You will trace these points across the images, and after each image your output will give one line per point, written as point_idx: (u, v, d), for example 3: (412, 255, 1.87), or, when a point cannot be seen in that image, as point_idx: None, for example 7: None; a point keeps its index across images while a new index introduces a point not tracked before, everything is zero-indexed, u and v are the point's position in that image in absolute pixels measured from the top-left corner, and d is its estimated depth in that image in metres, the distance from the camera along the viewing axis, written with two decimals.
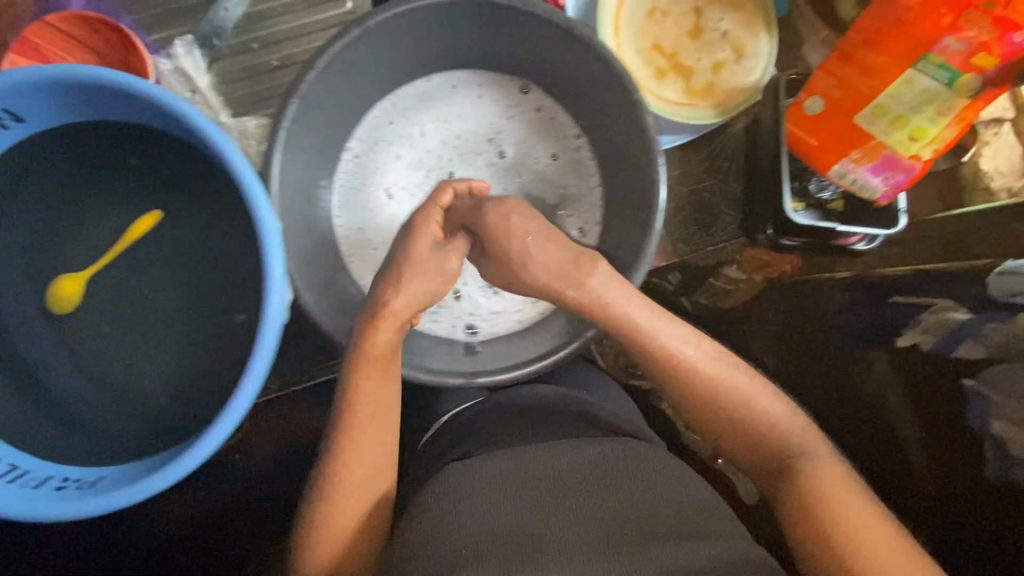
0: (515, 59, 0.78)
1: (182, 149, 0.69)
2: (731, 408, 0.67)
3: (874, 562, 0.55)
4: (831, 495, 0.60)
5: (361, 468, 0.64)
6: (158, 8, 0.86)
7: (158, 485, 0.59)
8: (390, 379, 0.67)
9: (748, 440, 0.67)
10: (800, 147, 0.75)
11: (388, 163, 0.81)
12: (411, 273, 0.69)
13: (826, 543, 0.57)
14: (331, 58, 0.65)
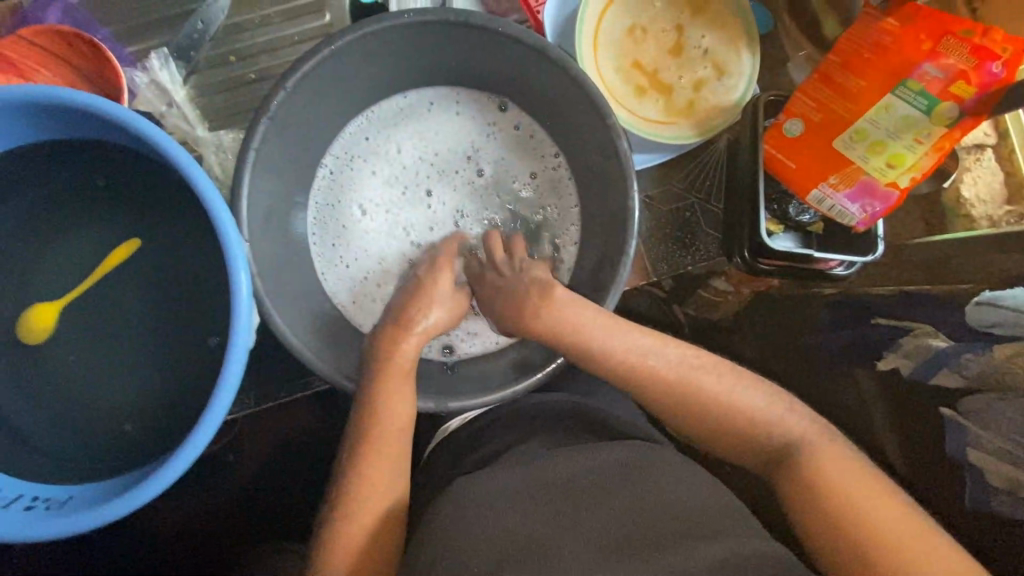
0: (495, 77, 0.76)
1: (151, 166, 0.68)
2: (710, 407, 0.66)
3: (884, 531, 0.53)
4: (826, 468, 0.58)
5: (364, 474, 0.63)
6: (136, 21, 0.86)
7: (128, 506, 0.58)
8: (402, 386, 0.68)
9: (734, 435, 0.65)
10: (777, 169, 0.73)
11: (367, 180, 0.81)
12: (439, 301, 0.75)
13: (830, 517, 0.55)
14: (303, 77, 0.64)
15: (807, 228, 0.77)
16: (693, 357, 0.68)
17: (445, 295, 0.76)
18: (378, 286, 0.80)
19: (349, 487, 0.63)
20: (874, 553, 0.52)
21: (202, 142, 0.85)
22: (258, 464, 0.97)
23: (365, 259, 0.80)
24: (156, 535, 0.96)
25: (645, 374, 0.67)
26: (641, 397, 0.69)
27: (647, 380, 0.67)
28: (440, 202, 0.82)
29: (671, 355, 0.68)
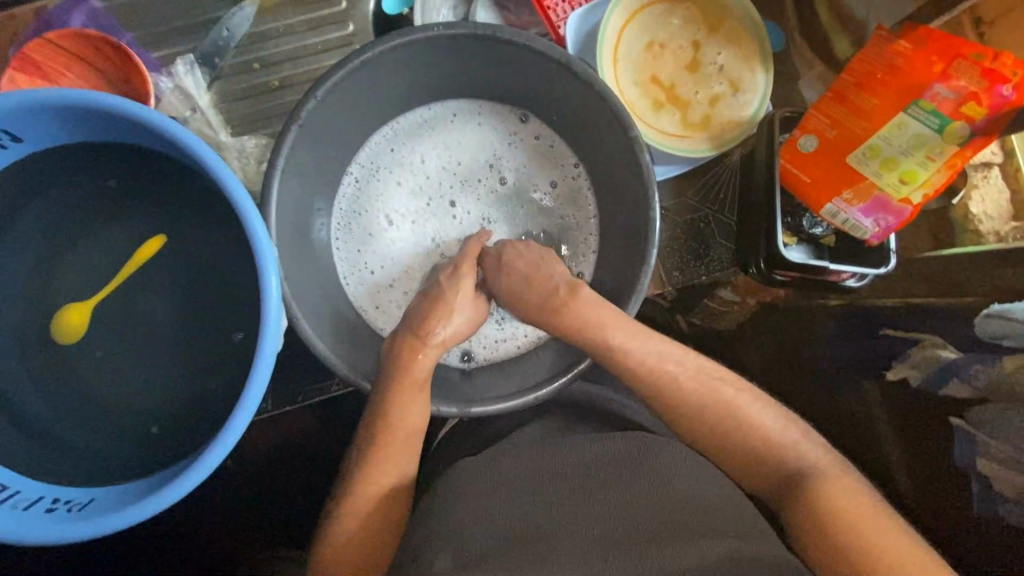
0: (517, 90, 0.78)
1: (179, 169, 0.68)
2: (724, 425, 0.67)
3: (888, 555, 0.54)
4: (836, 493, 0.60)
5: (387, 469, 0.66)
6: (161, 27, 0.88)
7: (161, 503, 0.58)
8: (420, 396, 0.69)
9: (747, 453, 0.67)
10: (791, 182, 0.75)
11: (392, 189, 0.82)
12: (462, 308, 0.76)
13: (837, 539, 0.57)
14: (334, 85, 0.66)
15: (819, 240, 0.79)
16: (710, 372, 0.70)
17: (468, 303, 0.76)
18: (402, 292, 0.81)
19: (373, 480, 0.65)
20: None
21: (224, 147, 0.86)
22: (269, 470, 0.97)
23: (389, 266, 0.81)
24: (169, 536, 0.96)
25: (663, 386, 0.69)
26: (660, 409, 0.70)
27: (665, 387, 0.69)
28: (462, 211, 0.83)
29: (686, 368, 0.70)
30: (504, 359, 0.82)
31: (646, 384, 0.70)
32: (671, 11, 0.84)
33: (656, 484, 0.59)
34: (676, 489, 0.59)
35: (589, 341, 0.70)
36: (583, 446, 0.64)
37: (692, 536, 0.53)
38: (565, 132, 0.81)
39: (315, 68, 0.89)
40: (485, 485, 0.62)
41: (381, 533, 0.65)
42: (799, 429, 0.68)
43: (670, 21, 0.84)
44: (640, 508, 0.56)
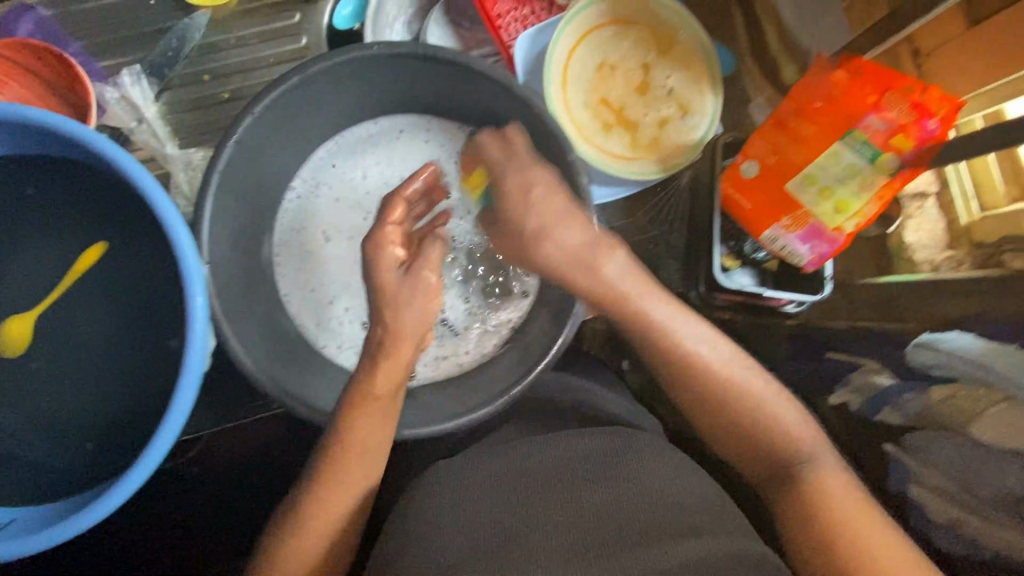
0: (463, 109, 0.78)
1: (112, 184, 0.67)
2: (731, 410, 0.65)
3: (872, 548, 0.54)
4: (829, 483, 0.59)
5: (351, 472, 0.62)
6: (109, 35, 0.86)
7: (75, 529, 0.58)
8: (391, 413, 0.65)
9: (749, 438, 0.64)
10: (733, 208, 0.76)
11: (332, 205, 0.82)
12: (411, 289, 0.67)
13: (826, 532, 0.56)
14: (272, 101, 0.66)
15: (760, 264, 0.80)
16: (726, 352, 0.66)
17: (412, 285, 0.67)
18: (343, 311, 0.82)
19: (341, 495, 0.61)
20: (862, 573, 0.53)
21: (171, 159, 0.85)
22: (218, 479, 0.94)
23: (328, 284, 0.82)
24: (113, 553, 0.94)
25: (678, 365, 0.66)
26: (671, 381, 0.67)
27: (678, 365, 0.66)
28: None
29: (718, 351, 0.66)
30: (447, 376, 0.81)
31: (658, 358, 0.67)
32: (621, 33, 0.83)
33: (630, 475, 0.55)
34: (662, 484, 0.55)
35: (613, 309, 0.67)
36: (559, 439, 0.60)
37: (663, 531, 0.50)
38: None
39: (265, 80, 0.88)
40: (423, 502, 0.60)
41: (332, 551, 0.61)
42: (808, 425, 0.65)
43: (619, 43, 0.83)
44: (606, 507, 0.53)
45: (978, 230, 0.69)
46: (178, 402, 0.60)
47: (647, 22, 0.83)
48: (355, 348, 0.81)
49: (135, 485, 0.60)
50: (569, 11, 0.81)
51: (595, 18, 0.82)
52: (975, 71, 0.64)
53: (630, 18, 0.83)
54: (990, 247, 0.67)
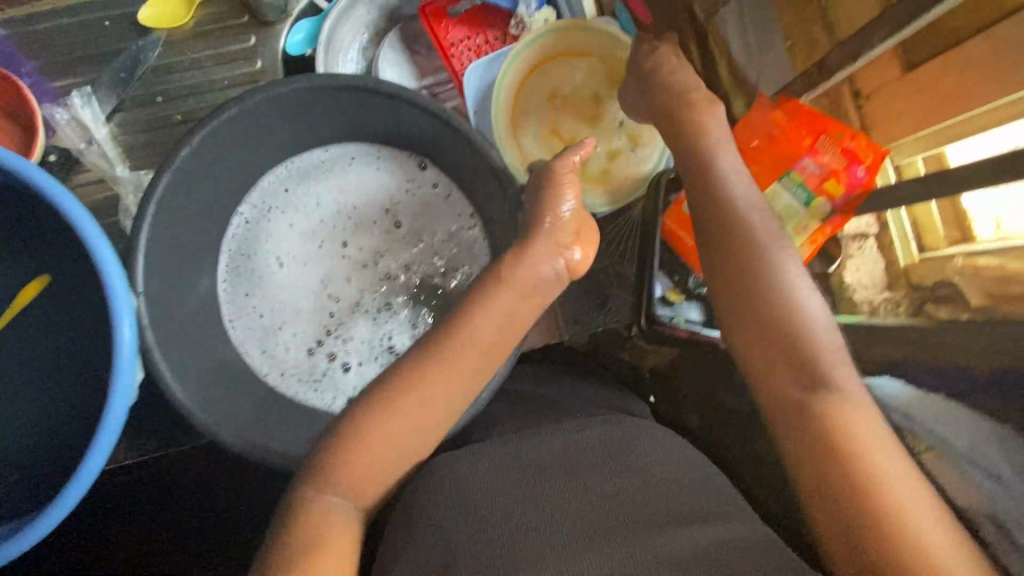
0: (410, 138, 0.78)
1: None
2: (771, 310, 0.60)
3: (888, 484, 0.51)
4: (858, 426, 0.55)
5: (381, 442, 0.60)
6: (61, 55, 0.86)
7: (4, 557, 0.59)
8: (451, 379, 0.63)
9: (779, 350, 0.59)
10: (676, 242, 0.80)
11: (283, 230, 0.82)
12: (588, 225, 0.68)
13: (838, 460, 0.53)
14: (212, 130, 0.66)
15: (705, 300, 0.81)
16: (789, 250, 0.63)
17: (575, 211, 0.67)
18: (288, 336, 0.81)
19: (366, 462, 0.59)
20: (871, 501, 0.51)
21: (120, 181, 0.85)
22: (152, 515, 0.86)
23: (275, 309, 0.81)
24: None
25: (733, 255, 0.63)
26: (731, 278, 0.62)
27: (736, 254, 0.63)
28: (357, 253, 0.83)
29: (780, 247, 0.62)
30: None
31: (719, 241, 0.64)
32: (574, 65, 0.84)
33: (637, 469, 0.57)
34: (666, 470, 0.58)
35: (704, 189, 0.65)
36: (573, 433, 0.61)
37: (662, 523, 0.53)
38: (460, 181, 0.81)
39: (218, 102, 0.88)
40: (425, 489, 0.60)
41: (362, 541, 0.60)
42: (839, 341, 0.60)
43: (572, 75, 0.84)
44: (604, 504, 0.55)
45: (915, 272, 0.67)
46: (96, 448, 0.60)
47: (599, 53, 0.83)
48: (297, 374, 0.80)
49: (63, 514, 0.60)
50: (519, 43, 0.81)
51: (547, 49, 0.82)
52: (916, 116, 0.64)
53: (583, 50, 0.83)
54: (925, 292, 0.65)
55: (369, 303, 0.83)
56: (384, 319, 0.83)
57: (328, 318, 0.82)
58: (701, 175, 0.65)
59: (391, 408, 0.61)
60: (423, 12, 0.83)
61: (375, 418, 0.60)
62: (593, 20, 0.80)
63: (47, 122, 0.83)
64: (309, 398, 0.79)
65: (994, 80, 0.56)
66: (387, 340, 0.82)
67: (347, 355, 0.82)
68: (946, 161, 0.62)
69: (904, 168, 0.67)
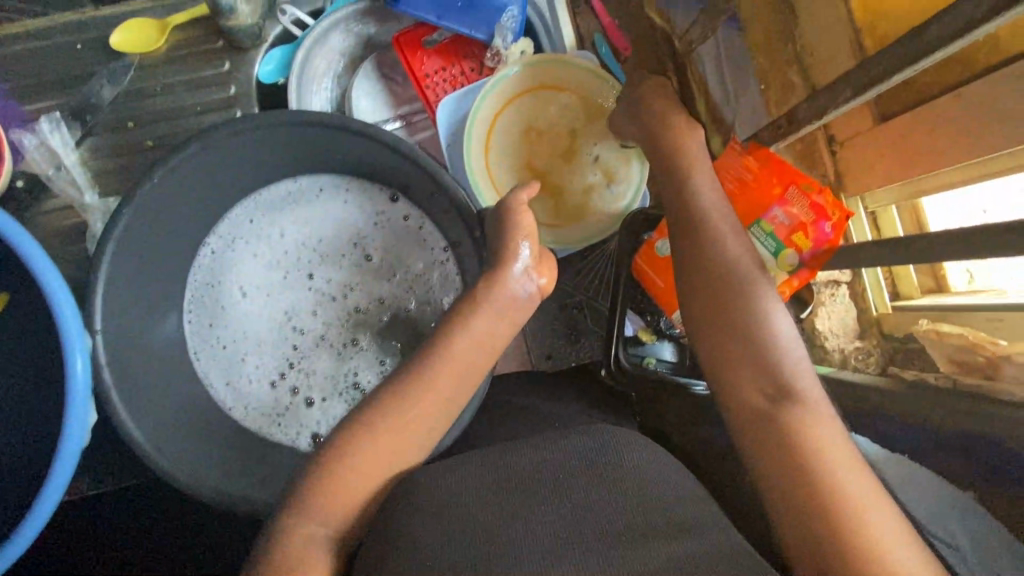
0: (381, 171, 0.77)
1: None
2: (737, 321, 0.59)
3: (850, 495, 0.48)
4: (825, 440, 0.52)
5: (362, 457, 0.59)
6: (32, 78, 0.85)
7: None
8: (430, 404, 0.63)
9: (745, 359, 0.58)
10: (647, 285, 0.78)
11: (250, 261, 0.81)
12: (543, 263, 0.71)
13: (801, 469, 0.51)
14: (174, 166, 0.65)
15: (680, 340, 0.81)
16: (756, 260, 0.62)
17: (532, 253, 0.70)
18: (251, 368, 0.80)
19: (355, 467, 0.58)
20: (832, 511, 0.48)
21: (88, 208, 0.84)
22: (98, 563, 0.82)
23: (239, 341, 0.80)
24: None
25: (701, 267, 0.62)
26: (699, 283, 0.62)
27: (705, 264, 0.62)
28: (324, 286, 0.82)
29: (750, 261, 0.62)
30: None
31: (688, 250, 0.63)
32: (549, 100, 0.83)
33: (613, 472, 0.53)
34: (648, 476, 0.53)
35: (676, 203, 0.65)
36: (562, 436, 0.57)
37: (642, 531, 0.48)
38: (432, 214, 0.80)
39: (190, 128, 0.87)
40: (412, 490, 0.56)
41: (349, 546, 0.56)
42: (804, 356, 0.59)
43: (547, 109, 0.83)
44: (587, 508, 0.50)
45: (887, 322, 0.69)
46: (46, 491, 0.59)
47: (575, 88, 0.82)
48: (260, 408, 0.79)
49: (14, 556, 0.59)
50: (493, 77, 0.80)
51: (522, 83, 0.82)
52: (885, 167, 0.63)
53: (559, 85, 0.83)
54: (897, 342, 0.68)
55: (334, 337, 0.82)
56: (348, 355, 0.82)
57: (292, 352, 0.81)
58: (675, 190, 0.66)
59: (355, 443, 0.60)
60: (398, 43, 0.82)
61: (331, 460, 0.59)
62: (568, 56, 0.80)
63: (15, 147, 0.82)
64: (273, 433, 0.79)
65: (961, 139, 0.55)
66: (351, 376, 0.81)
67: (310, 390, 0.81)
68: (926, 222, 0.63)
69: (877, 214, 0.68)
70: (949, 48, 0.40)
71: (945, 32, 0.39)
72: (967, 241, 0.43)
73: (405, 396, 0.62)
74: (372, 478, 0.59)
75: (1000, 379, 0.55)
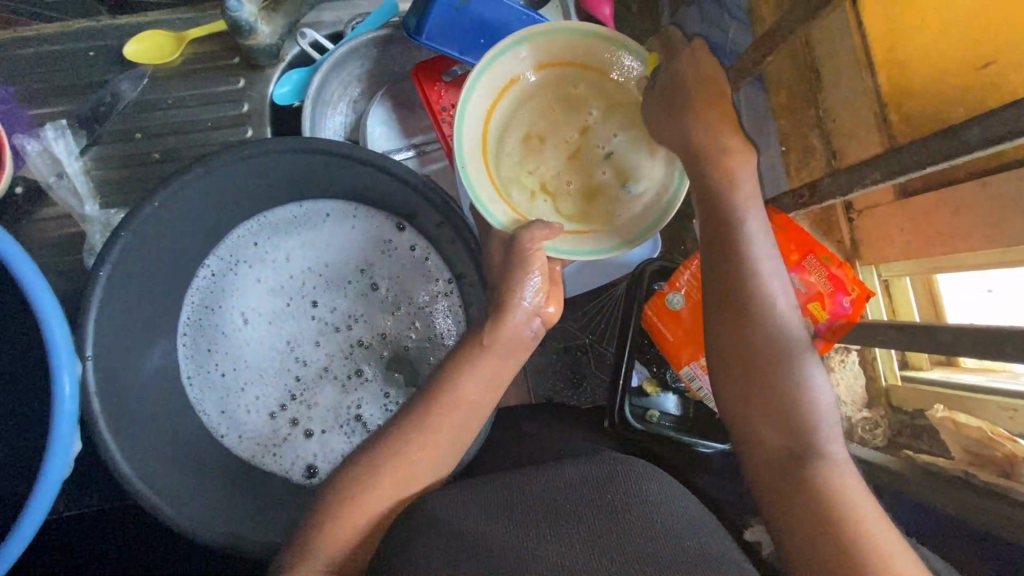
0: (390, 203, 0.76)
1: None
2: (768, 361, 0.57)
3: (872, 543, 0.47)
4: (851, 494, 0.50)
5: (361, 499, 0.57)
6: (39, 83, 0.83)
7: None
8: (430, 449, 0.61)
9: (774, 401, 0.56)
10: (655, 336, 0.77)
11: (251, 286, 0.79)
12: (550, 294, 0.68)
13: (828, 523, 0.49)
14: (177, 191, 0.63)
15: (684, 393, 0.80)
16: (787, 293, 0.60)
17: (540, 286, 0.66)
18: (247, 397, 0.78)
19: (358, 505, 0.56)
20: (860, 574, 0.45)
21: (88, 220, 0.82)
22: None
23: (237, 368, 0.78)
24: None
25: (736, 294, 0.59)
26: (730, 310, 0.59)
27: (742, 298, 0.59)
28: (325, 315, 0.81)
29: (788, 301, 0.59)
30: None
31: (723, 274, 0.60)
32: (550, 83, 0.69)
33: (620, 524, 0.52)
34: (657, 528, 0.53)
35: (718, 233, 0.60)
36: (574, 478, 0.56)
37: None
38: (441, 249, 0.79)
39: (199, 144, 0.85)
40: (415, 529, 0.54)
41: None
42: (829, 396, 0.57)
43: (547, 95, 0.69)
44: (589, 542, 0.51)
45: (896, 395, 0.68)
46: (19, 530, 0.56)
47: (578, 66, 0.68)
48: (255, 438, 0.78)
49: None
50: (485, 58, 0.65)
51: (515, 68, 0.67)
52: (902, 241, 0.63)
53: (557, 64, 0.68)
54: (905, 417, 0.67)
55: (337, 367, 0.80)
56: (353, 387, 0.80)
57: (293, 381, 0.79)
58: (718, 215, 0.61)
59: (354, 485, 0.58)
60: (416, 75, 0.82)
61: (325, 505, 0.57)
62: (566, 26, 0.65)
63: (16, 152, 0.80)
64: (268, 463, 0.77)
65: (982, 226, 0.55)
66: (353, 408, 0.80)
67: (309, 421, 0.79)
68: (942, 308, 0.64)
69: (890, 283, 0.67)
70: (988, 150, 0.40)
71: (985, 133, 0.39)
72: (992, 340, 0.42)
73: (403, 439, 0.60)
74: (361, 527, 0.57)
75: (1016, 478, 0.53)
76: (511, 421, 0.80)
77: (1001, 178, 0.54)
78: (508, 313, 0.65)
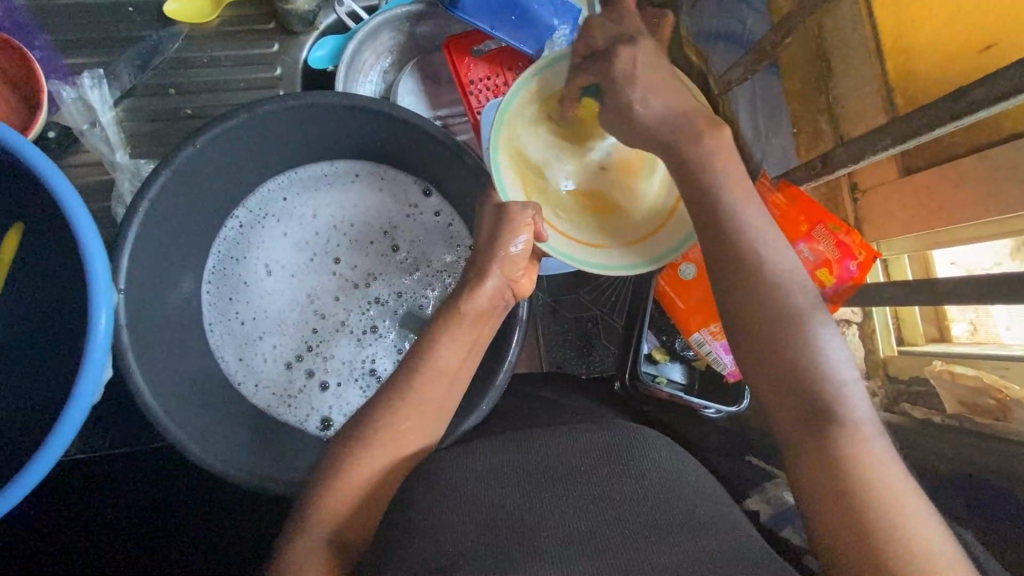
0: (419, 166, 0.79)
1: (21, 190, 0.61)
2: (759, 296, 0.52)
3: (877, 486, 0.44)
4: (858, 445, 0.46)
5: (389, 431, 0.58)
6: (77, 34, 0.85)
7: None
8: (455, 391, 0.64)
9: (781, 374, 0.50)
10: (666, 305, 0.79)
11: (275, 239, 0.82)
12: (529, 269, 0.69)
13: (836, 485, 0.45)
14: (220, 133, 0.64)
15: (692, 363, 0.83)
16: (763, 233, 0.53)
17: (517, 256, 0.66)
18: (267, 347, 0.81)
19: (387, 436, 0.58)
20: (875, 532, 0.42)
21: (117, 168, 0.84)
22: (83, 518, 0.84)
23: (257, 318, 0.81)
24: None
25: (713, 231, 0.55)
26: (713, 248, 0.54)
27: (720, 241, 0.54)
28: (347, 271, 0.83)
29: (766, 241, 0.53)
30: None
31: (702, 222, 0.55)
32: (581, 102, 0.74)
33: (635, 476, 0.50)
34: (671, 478, 0.51)
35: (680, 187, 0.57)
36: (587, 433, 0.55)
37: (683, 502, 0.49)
38: (463, 214, 0.81)
39: (231, 103, 0.87)
40: (438, 462, 0.55)
41: (374, 502, 0.56)
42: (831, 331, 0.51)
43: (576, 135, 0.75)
44: (603, 506, 0.48)
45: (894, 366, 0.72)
46: (37, 462, 0.55)
47: None
48: (272, 387, 0.80)
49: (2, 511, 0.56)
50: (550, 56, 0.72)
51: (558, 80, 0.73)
52: (907, 216, 0.67)
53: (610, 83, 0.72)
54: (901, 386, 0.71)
55: (355, 323, 0.82)
56: (366, 341, 0.82)
57: (309, 333, 0.81)
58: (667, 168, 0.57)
59: (383, 419, 0.59)
60: (447, 47, 0.85)
61: (352, 436, 0.58)
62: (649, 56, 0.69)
63: (52, 98, 0.81)
64: (284, 413, 0.79)
65: (984, 198, 0.60)
66: (369, 362, 0.82)
67: (325, 372, 0.81)
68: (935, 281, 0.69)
69: (889, 262, 0.73)
70: (995, 107, 0.45)
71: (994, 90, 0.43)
72: (1001, 284, 0.46)
73: (430, 385, 0.61)
74: (387, 461, 0.58)
75: (1008, 423, 0.57)
76: (524, 385, 0.83)
77: (1001, 152, 0.58)
78: (486, 284, 0.65)
